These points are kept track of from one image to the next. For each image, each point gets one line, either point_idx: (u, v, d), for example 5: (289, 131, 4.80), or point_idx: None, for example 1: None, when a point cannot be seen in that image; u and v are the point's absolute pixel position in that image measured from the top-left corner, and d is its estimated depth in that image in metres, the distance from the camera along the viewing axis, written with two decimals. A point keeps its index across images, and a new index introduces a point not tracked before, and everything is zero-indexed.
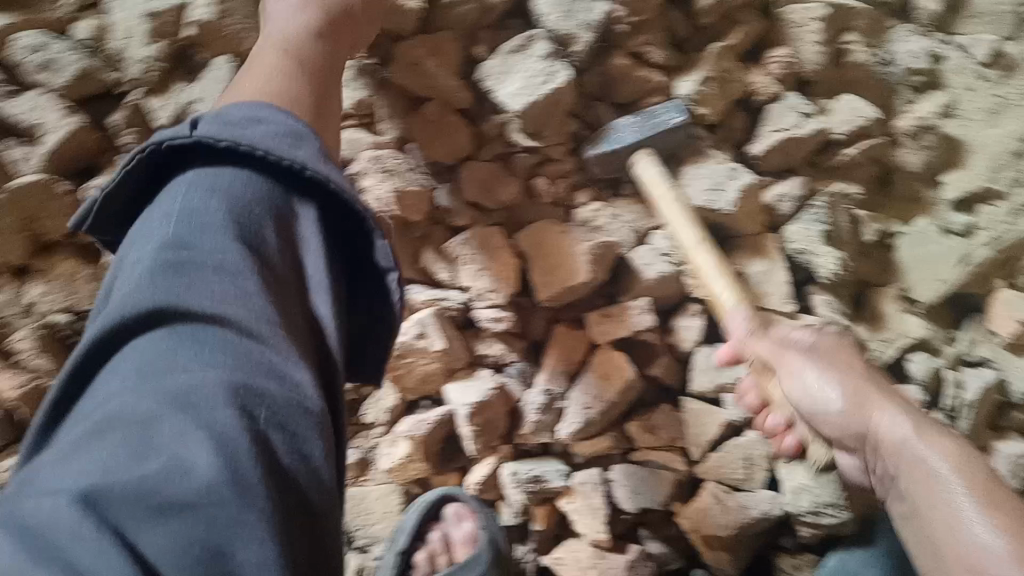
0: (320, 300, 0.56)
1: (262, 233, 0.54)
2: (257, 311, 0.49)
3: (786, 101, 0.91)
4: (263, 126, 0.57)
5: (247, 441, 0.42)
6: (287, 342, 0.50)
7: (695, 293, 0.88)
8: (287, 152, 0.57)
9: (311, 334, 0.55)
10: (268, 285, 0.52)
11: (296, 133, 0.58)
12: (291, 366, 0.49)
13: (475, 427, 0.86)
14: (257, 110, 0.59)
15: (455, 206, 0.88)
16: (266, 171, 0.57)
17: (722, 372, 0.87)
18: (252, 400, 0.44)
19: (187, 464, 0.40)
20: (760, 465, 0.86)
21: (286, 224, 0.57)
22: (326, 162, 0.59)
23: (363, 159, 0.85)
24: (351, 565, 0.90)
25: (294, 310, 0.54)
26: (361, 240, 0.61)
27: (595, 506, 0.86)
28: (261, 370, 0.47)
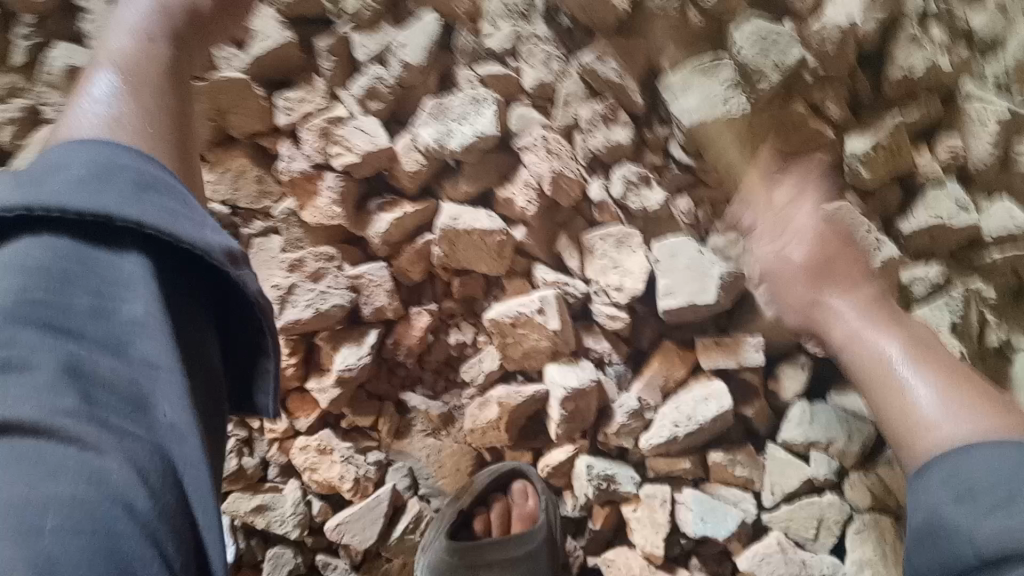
0: (148, 352, 0.44)
1: (118, 308, 0.44)
2: (60, 404, 0.40)
3: (949, 189, 0.91)
4: (84, 158, 0.46)
5: (64, 518, 0.37)
6: (155, 403, 0.44)
7: (810, 346, 0.88)
8: (124, 199, 0.45)
9: (140, 438, 0.42)
10: (134, 358, 0.44)
11: (155, 181, 0.47)
12: (173, 437, 0.44)
13: (565, 412, 0.88)
14: (112, 153, 0.47)
15: (605, 203, 0.90)
16: (60, 224, 0.44)
17: (816, 428, 0.87)
18: (89, 484, 0.38)
19: (49, 553, 0.35)
20: (830, 529, 0.86)
21: (104, 293, 0.44)
22: (174, 186, 0.48)
23: (534, 133, 0.90)
24: (411, 509, 0.93)
25: (138, 360, 0.44)
26: (252, 355, 0.55)
27: (657, 522, 0.87)
28: (127, 409, 0.42)
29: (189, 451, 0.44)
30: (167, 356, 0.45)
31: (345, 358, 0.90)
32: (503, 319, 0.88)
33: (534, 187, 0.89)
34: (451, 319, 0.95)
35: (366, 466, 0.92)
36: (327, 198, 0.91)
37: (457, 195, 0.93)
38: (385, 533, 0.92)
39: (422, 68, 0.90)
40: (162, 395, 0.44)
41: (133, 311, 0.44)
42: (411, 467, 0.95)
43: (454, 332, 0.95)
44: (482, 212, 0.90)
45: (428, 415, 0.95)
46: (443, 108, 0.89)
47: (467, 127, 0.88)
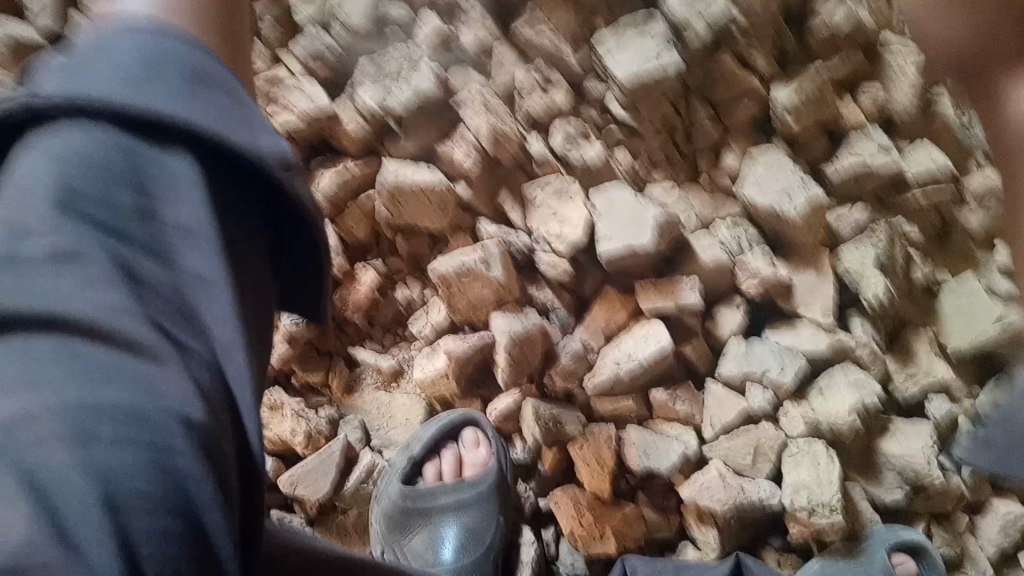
0: (195, 258, 0.42)
1: (159, 208, 0.41)
2: (113, 300, 0.37)
3: (870, 133, 0.94)
4: (130, 43, 0.43)
5: (121, 428, 0.35)
6: (199, 296, 0.41)
7: (743, 287, 0.93)
8: (175, 101, 0.42)
9: (182, 347, 0.39)
10: (181, 268, 0.41)
11: (196, 74, 0.44)
12: (225, 334, 0.41)
13: (510, 359, 0.90)
14: (148, 39, 0.44)
15: (542, 156, 0.93)
16: (104, 117, 0.41)
17: (752, 363, 0.92)
18: (130, 425, 0.35)
19: (104, 465, 0.34)
20: (766, 457, 0.90)
21: (143, 194, 0.41)
22: (216, 64, 0.46)
23: (469, 90, 0.92)
24: (364, 460, 0.94)
25: (186, 268, 0.41)
26: (298, 247, 0.50)
27: (603, 459, 0.91)
28: (180, 319, 0.40)
29: (237, 370, 0.41)
30: (212, 270, 0.42)
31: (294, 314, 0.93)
32: (447, 270, 0.90)
33: (471, 142, 0.92)
34: (398, 276, 0.98)
35: (319, 420, 0.93)
36: None
37: (400, 153, 0.94)
38: (339, 485, 0.93)
39: (363, 32, 0.92)
40: (217, 303, 0.41)
41: (180, 213, 0.42)
42: (362, 421, 0.96)
43: (402, 288, 0.98)
44: (422, 167, 0.92)
45: (380, 370, 0.96)
46: (382, 69, 0.91)
47: (405, 85, 0.90)
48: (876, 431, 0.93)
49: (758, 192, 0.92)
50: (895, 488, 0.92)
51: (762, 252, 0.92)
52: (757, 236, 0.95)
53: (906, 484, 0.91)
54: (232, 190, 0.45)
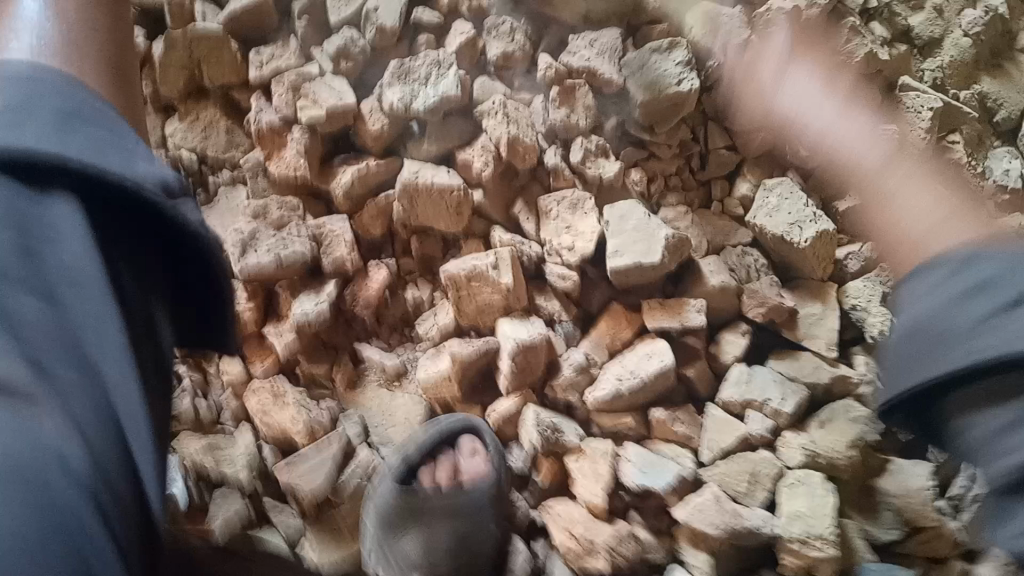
0: (81, 301, 0.48)
1: (50, 257, 0.47)
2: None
3: None
4: (11, 97, 0.50)
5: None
6: (84, 336, 0.47)
7: (749, 313, 0.94)
8: (62, 149, 0.48)
9: (66, 383, 0.46)
10: (68, 311, 0.47)
11: (76, 122, 0.50)
12: (109, 369, 0.48)
13: (515, 365, 0.91)
14: (34, 91, 0.52)
15: (558, 169, 0.94)
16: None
17: (752, 389, 0.92)
18: (16, 439, 0.42)
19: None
20: (763, 484, 0.89)
21: (33, 249, 0.47)
22: (100, 111, 0.53)
23: (493, 100, 0.94)
24: (360, 458, 0.93)
25: (70, 314, 0.47)
26: (198, 278, 0.58)
27: (598, 472, 0.90)
28: (65, 359, 0.46)
29: (123, 396, 0.48)
30: (98, 315, 0.48)
31: (303, 305, 0.93)
32: (459, 272, 0.91)
33: (491, 149, 0.93)
34: (408, 277, 0.99)
35: (319, 413, 0.94)
36: (293, 151, 0.95)
37: (420, 154, 0.96)
38: (334, 478, 0.91)
39: (394, 34, 0.95)
40: (99, 342, 0.48)
41: (72, 261, 0.48)
42: (361, 418, 0.96)
43: (411, 289, 0.98)
44: (441, 169, 0.93)
45: (383, 368, 0.97)
46: (409, 69, 0.94)
47: (432, 88, 0.92)
48: (873, 470, 0.95)
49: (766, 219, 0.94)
50: (893, 527, 0.92)
51: (769, 281, 0.95)
52: (766, 266, 0.97)
53: (903, 524, 0.91)
54: (118, 234, 0.51)
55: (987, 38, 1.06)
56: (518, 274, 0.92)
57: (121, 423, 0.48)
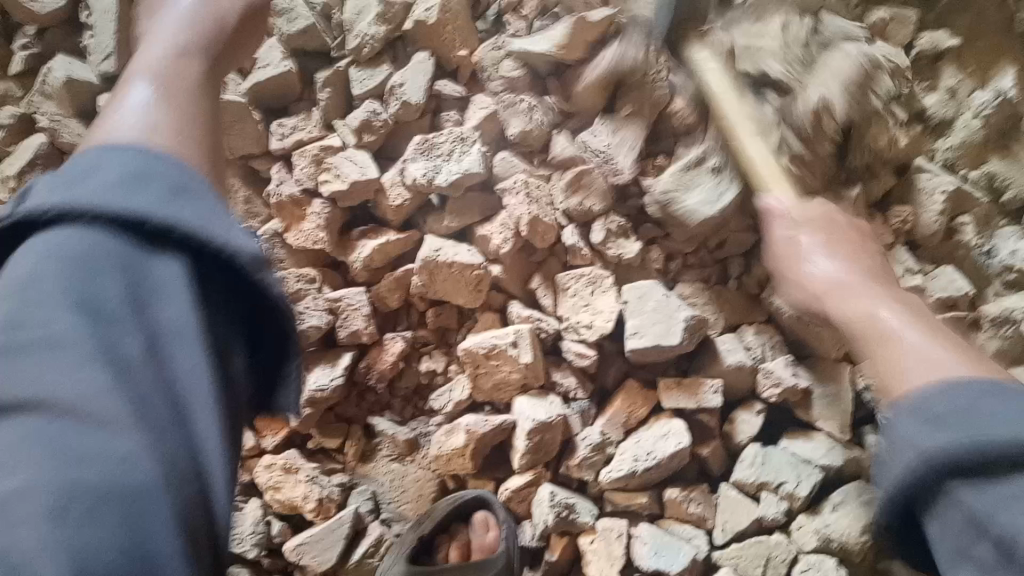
0: (181, 356, 0.49)
1: (156, 302, 0.49)
2: (95, 384, 0.44)
3: (899, 259, 1.00)
4: (135, 160, 0.52)
5: (95, 501, 0.42)
6: (181, 390, 0.48)
7: (764, 392, 0.94)
8: (176, 209, 0.50)
9: (166, 430, 0.46)
10: (164, 357, 0.48)
11: (181, 188, 0.52)
12: (201, 419, 0.48)
13: (530, 443, 0.91)
14: (148, 162, 0.52)
15: (576, 248, 0.95)
16: (114, 224, 0.49)
17: (768, 470, 0.92)
18: (115, 466, 0.43)
19: (74, 542, 0.40)
20: (777, 568, 0.90)
21: (139, 291, 0.48)
22: (200, 187, 0.53)
23: (514, 179, 0.95)
24: (371, 534, 0.93)
25: (173, 368, 0.48)
26: (284, 344, 0.57)
27: (612, 553, 0.90)
28: (143, 399, 0.46)
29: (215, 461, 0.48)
30: (183, 367, 0.48)
31: (317, 378, 0.93)
32: (478, 349, 0.92)
33: (510, 226, 0.93)
34: (423, 347, 0.98)
35: (330, 487, 0.92)
36: (313, 223, 0.95)
37: (440, 229, 0.97)
38: (345, 556, 0.91)
39: (417, 107, 0.97)
40: (196, 400, 0.48)
41: (171, 311, 0.49)
42: (372, 491, 0.96)
43: (426, 359, 0.97)
44: (462, 246, 0.93)
45: (396, 441, 0.95)
46: (433, 145, 0.94)
47: (455, 164, 0.93)
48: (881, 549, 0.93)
49: (786, 303, 0.95)
50: None
51: (785, 361, 0.95)
52: (780, 346, 0.97)
53: None
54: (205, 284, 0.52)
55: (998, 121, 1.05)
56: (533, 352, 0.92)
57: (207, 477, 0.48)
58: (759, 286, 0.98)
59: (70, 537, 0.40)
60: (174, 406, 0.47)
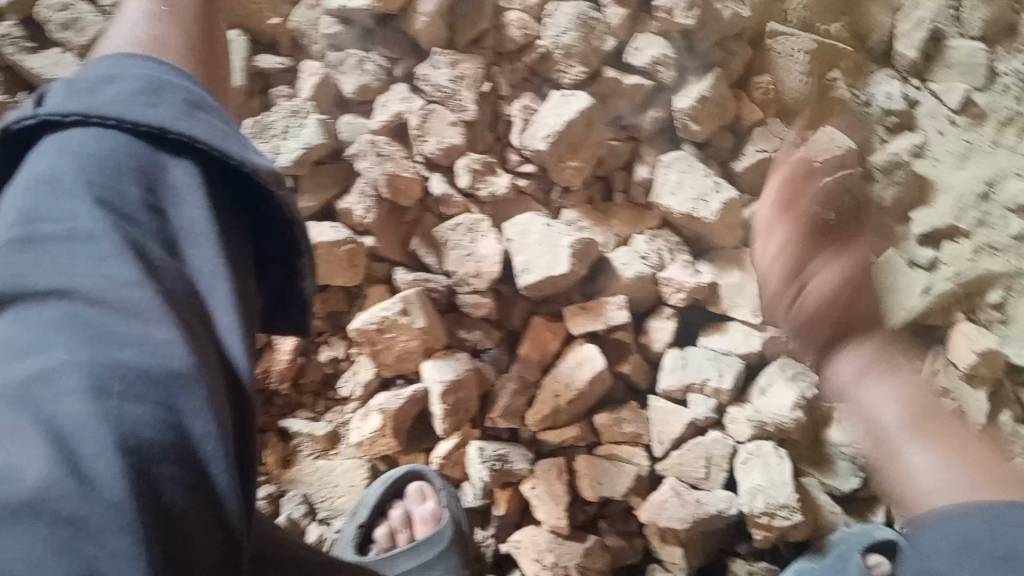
0: (201, 250, 0.46)
1: (177, 201, 0.46)
2: (122, 272, 0.40)
3: (770, 129, 0.98)
4: (135, 76, 0.48)
5: (126, 382, 0.37)
6: (201, 283, 0.45)
7: (671, 301, 0.92)
8: (193, 125, 0.47)
9: (192, 302, 0.44)
10: (190, 261, 0.45)
11: (201, 105, 0.49)
12: (216, 297, 0.45)
13: (446, 405, 0.88)
14: (150, 69, 0.49)
15: (446, 195, 0.91)
16: (135, 135, 0.46)
17: (690, 372, 0.91)
18: (130, 346, 0.38)
19: (117, 418, 0.36)
20: (720, 465, 0.89)
21: (157, 181, 0.45)
22: (208, 113, 0.49)
23: (359, 141, 0.90)
24: (312, 536, 0.91)
25: (194, 263, 0.45)
26: (283, 264, 0.56)
27: (555, 493, 0.88)
28: (156, 279, 0.42)
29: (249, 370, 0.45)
30: (204, 265, 0.46)
31: None
32: (367, 327, 0.88)
33: (370, 194, 0.89)
34: (321, 337, 0.94)
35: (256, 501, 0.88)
36: None
37: (302, 211, 0.91)
38: None
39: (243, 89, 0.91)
40: (223, 309, 0.45)
41: (188, 211, 0.46)
42: (303, 493, 0.91)
43: (325, 348, 0.93)
44: (327, 225, 0.89)
45: (315, 438, 0.91)
46: (266, 120, 0.88)
47: (294, 140, 0.88)
48: (821, 420, 0.93)
49: (676, 203, 0.92)
50: (851, 476, 0.91)
51: (681, 264, 0.93)
52: (675, 244, 0.95)
53: (861, 469, 0.91)
54: (226, 183, 0.49)
55: None
56: (421, 300, 0.89)
57: (242, 382, 0.45)
58: (645, 195, 0.96)
59: (111, 416, 0.35)
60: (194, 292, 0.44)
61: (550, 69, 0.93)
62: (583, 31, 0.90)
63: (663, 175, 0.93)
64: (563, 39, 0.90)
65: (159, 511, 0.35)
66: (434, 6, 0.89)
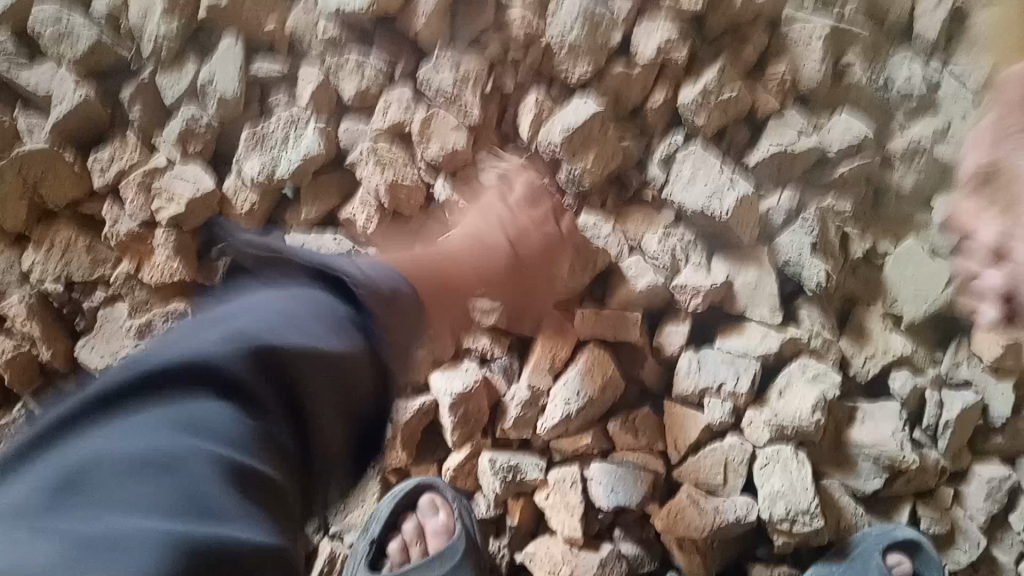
0: (285, 437, 0.43)
1: (326, 400, 0.46)
2: (229, 425, 0.39)
3: (786, 119, 0.93)
4: (289, 299, 0.48)
5: (187, 488, 0.36)
6: (270, 448, 0.41)
7: (687, 305, 0.89)
8: (352, 345, 0.47)
9: (278, 460, 0.42)
10: (286, 440, 0.43)
11: (374, 325, 0.50)
12: (276, 487, 0.41)
13: (456, 418, 0.87)
14: (393, 283, 0.54)
15: (449, 201, 0.89)
16: (296, 331, 0.45)
17: (706, 375, 0.88)
18: (210, 469, 0.37)
19: (153, 500, 0.35)
20: (737, 471, 0.87)
21: (336, 368, 0.46)
22: (371, 319, 0.50)
23: (359, 147, 0.89)
24: (324, 552, 0.92)
25: (277, 436, 0.42)
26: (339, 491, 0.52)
27: (570, 504, 0.87)
28: (272, 454, 0.41)
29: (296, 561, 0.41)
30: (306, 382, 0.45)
31: None
32: None
33: (370, 202, 0.89)
34: None
35: None
36: (162, 254, 0.90)
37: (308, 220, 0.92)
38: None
39: (234, 100, 0.88)
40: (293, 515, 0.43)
41: (326, 413, 0.46)
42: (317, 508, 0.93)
43: None
44: (330, 236, 0.89)
45: None
46: (261, 136, 0.88)
47: (294, 149, 0.87)
48: (842, 421, 0.90)
49: (688, 201, 0.88)
50: (874, 477, 0.88)
51: (696, 264, 0.91)
52: (693, 240, 0.92)
53: (885, 471, 0.88)
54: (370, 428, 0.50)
55: None
56: None
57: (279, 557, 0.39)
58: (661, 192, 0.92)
59: (190, 502, 0.35)
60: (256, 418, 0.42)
61: (556, 61, 0.88)
62: (590, 27, 0.85)
63: (672, 174, 0.90)
64: (570, 34, 0.85)
65: None
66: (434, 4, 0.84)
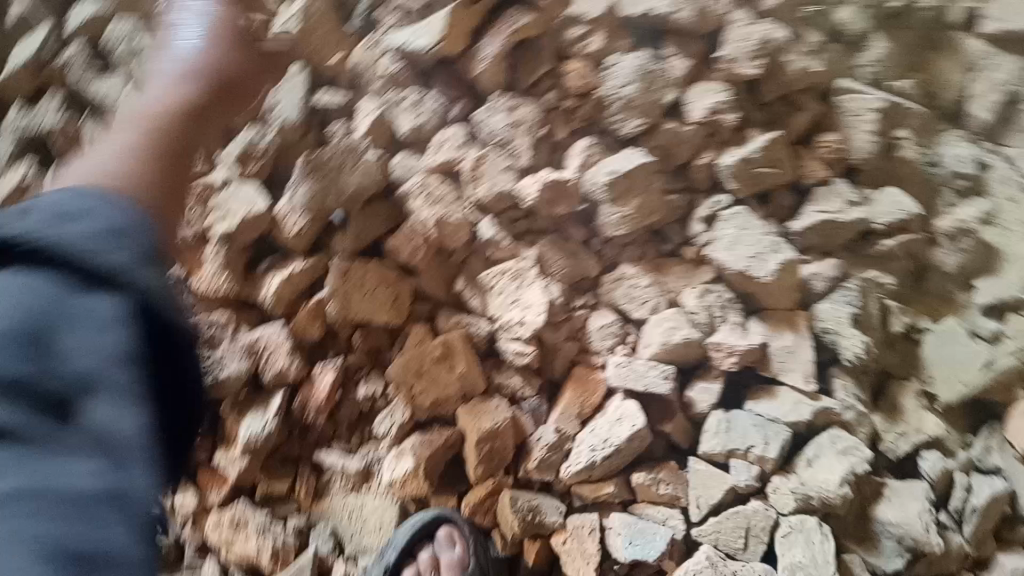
0: (115, 404, 0.40)
1: (78, 335, 0.40)
2: (32, 300, 0.40)
3: (835, 189, 0.93)
4: (69, 204, 0.43)
5: (57, 502, 0.35)
6: (122, 437, 0.39)
7: (721, 365, 0.90)
8: (103, 254, 0.42)
9: (105, 450, 0.39)
10: (83, 421, 0.39)
11: (121, 229, 0.43)
12: (134, 445, 0.40)
13: (483, 452, 0.88)
14: (84, 202, 0.44)
15: (494, 240, 0.91)
16: (44, 265, 0.41)
17: (735, 437, 0.88)
18: (46, 472, 0.36)
19: (36, 506, 0.34)
20: (759, 537, 0.85)
21: (71, 314, 0.40)
22: (138, 236, 0.44)
23: (412, 179, 0.90)
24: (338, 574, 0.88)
25: (110, 428, 0.39)
26: (189, 358, 0.47)
27: (586, 551, 0.87)
28: (81, 442, 0.38)
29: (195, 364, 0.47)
30: (167, 314, 0.44)
31: (251, 426, 0.88)
32: (412, 361, 0.90)
33: (418, 233, 0.90)
34: (358, 372, 0.93)
35: (284, 534, 0.88)
36: (213, 265, 0.88)
37: (349, 246, 0.91)
38: None
39: (299, 125, 0.90)
40: (125, 412, 0.40)
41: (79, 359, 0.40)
42: (332, 529, 0.90)
43: (361, 384, 0.93)
44: (373, 263, 0.91)
45: (347, 473, 0.92)
46: (321, 159, 0.88)
47: (348, 175, 0.89)
48: (869, 495, 0.89)
49: (733, 260, 0.90)
50: (895, 556, 0.86)
51: (732, 325, 0.91)
52: (730, 302, 0.92)
53: (906, 552, 0.85)
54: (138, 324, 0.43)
55: (900, 42, 0.98)
56: (460, 342, 0.91)
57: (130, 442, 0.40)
58: (702, 253, 0.93)
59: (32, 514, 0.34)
60: (141, 395, 0.42)
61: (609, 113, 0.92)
62: (647, 84, 0.90)
63: (717, 234, 0.92)
64: (626, 87, 0.90)
65: (140, 508, 0.38)
66: (495, 49, 0.89)
